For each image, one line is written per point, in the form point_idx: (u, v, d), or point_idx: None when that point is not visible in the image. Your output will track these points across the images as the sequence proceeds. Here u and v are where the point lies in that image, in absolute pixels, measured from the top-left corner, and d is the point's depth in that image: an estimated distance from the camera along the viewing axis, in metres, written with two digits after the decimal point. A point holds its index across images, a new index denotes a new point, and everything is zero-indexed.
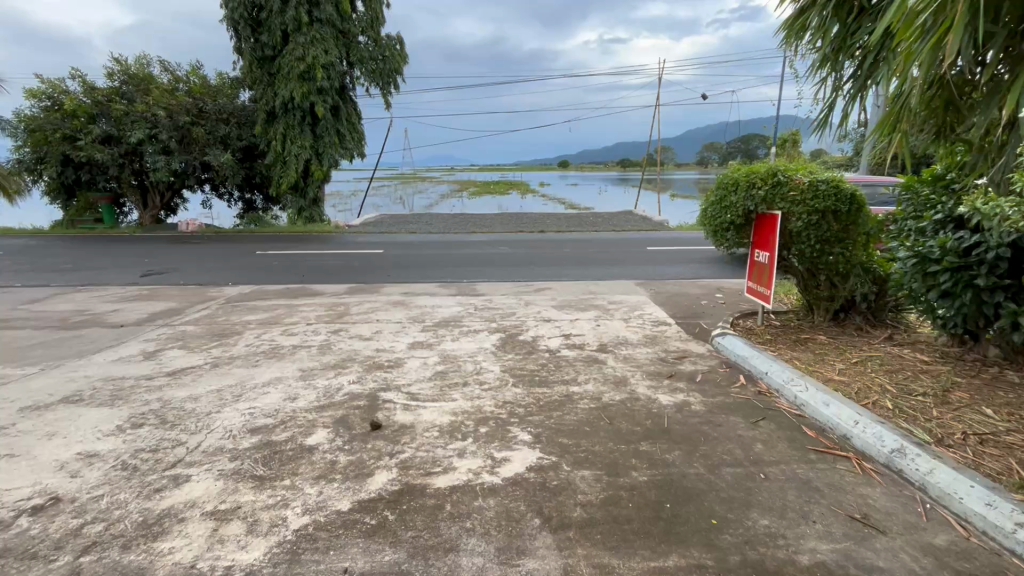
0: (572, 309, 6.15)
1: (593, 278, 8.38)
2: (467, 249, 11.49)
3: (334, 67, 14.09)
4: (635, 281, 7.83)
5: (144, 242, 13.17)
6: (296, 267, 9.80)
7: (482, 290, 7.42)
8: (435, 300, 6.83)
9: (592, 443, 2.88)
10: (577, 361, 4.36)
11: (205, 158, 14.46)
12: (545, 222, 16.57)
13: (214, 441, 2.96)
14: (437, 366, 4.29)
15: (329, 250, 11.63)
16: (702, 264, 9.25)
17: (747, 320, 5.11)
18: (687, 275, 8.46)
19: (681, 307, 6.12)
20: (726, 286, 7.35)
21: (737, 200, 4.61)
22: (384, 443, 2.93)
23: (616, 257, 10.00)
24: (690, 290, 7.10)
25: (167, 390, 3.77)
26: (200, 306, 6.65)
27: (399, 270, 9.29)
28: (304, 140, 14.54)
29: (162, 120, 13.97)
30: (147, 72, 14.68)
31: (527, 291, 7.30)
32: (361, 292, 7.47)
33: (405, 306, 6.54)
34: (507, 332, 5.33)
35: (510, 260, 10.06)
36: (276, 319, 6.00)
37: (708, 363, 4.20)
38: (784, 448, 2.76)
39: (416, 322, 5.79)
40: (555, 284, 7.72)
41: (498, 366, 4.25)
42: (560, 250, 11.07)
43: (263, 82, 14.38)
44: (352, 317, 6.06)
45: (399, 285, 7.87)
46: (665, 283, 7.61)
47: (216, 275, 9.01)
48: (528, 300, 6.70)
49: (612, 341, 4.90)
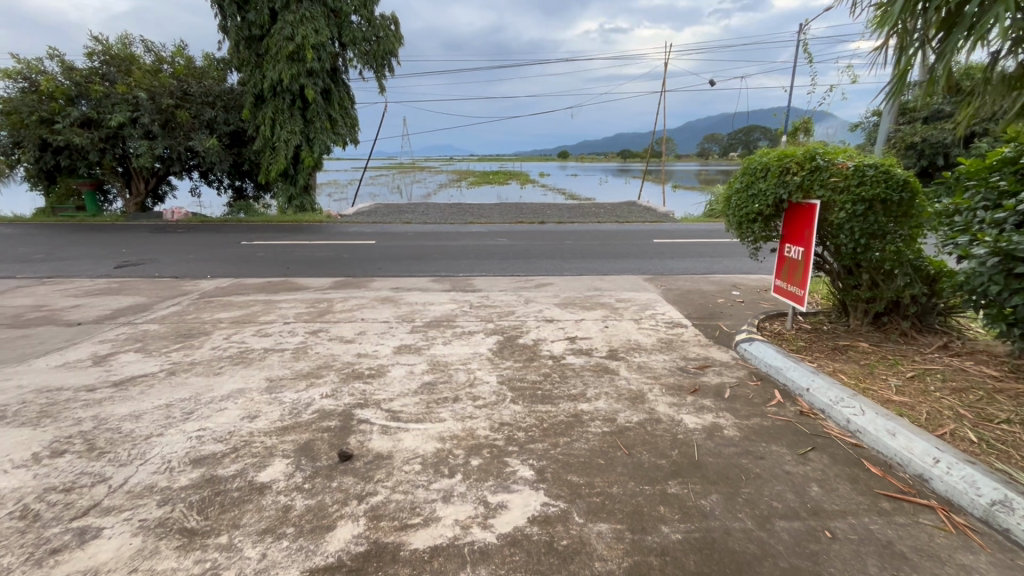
0: (576, 309, 5.61)
1: (598, 272, 7.82)
2: (464, 241, 10.91)
3: (325, 48, 13.39)
4: (644, 276, 7.28)
5: (126, 231, 12.56)
6: (281, 258, 9.22)
7: (478, 285, 6.86)
8: (428, 296, 6.28)
9: (609, 483, 2.34)
10: (585, 370, 3.84)
11: (190, 143, 13.82)
12: (545, 213, 15.94)
13: (144, 476, 2.42)
14: (425, 375, 3.76)
15: (318, 241, 11.05)
16: (715, 258, 8.68)
17: (772, 323, 4.57)
18: (700, 270, 7.88)
19: (697, 307, 5.57)
20: (742, 283, 6.81)
21: (768, 187, 4.09)
22: (353, 480, 2.39)
23: (622, 250, 9.42)
24: (704, 287, 6.54)
25: (106, 406, 3.22)
26: (170, 302, 6.09)
27: (391, 262, 8.72)
28: (294, 125, 13.86)
29: (144, 102, 13.31)
30: (128, 52, 13.96)
31: (527, 287, 6.74)
32: (347, 287, 6.90)
33: (394, 303, 5.99)
34: (506, 334, 4.79)
35: (509, 252, 9.47)
36: (250, 317, 5.45)
37: (736, 375, 3.66)
38: (847, 493, 2.23)
39: (406, 321, 5.25)
40: (557, 279, 7.17)
41: (495, 375, 3.72)
42: (562, 241, 10.49)
43: (250, 64, 13.71)
44: (335, 315, 5.51)
45: (389, 279, 7.30)
46: (676, 279, 7.05)
47: (195, 267, 8.44)
48: (528, 297, 6.15)
49: (623, 346, 4.36)
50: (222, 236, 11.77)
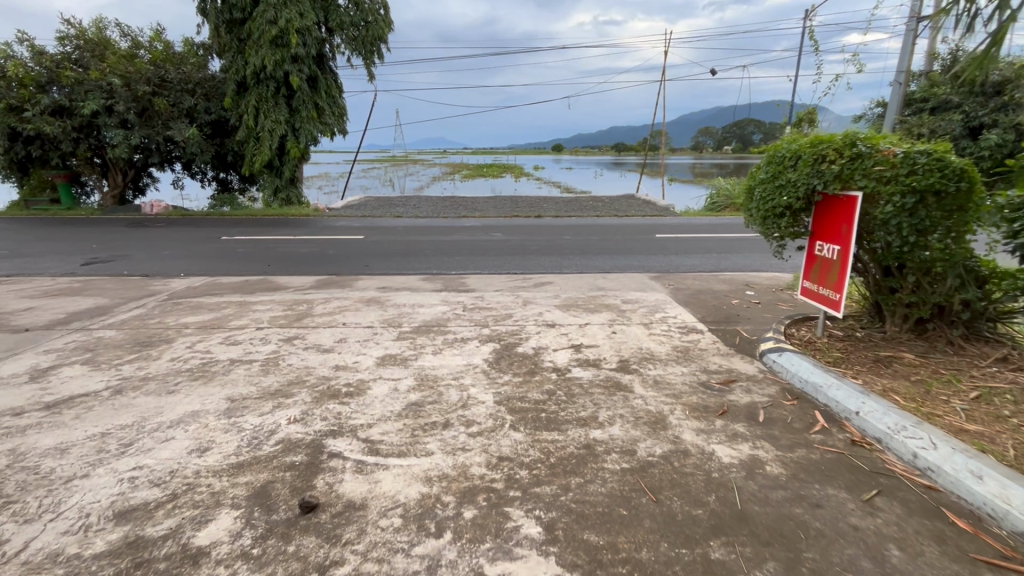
0: (579, 312, 5.13)
1: (600, 270, 7.34)
2: (457, 235, 10.39)
3: (310, 32, 12.77)
4: (650, 275, 6.80)
5: (101, 225, 11.90)
6: (261, 255, 8.66)
7: (472, 284, 6.37)
8: (418, 297, 5.78)
9: (635, 545, 1.87)
10: (594, 387, 3.36)
11: (168, 132, 13.16)
12: (542, 206, 15.44)
13: (50, 538, 1.93)
14: (411, 393, 3.27)
15: (303, 236, 10.49)
16: (722, 254, 8.24)
17: (799, 329, 4.11)
18: (708, 267, 7.43)
19: (710, 310, 5.11)
20: (756, 282, 6.36)
21: (799, 176, 3.62)
22: (316, 542, 1.91)
23: (624, 246, 8.95)
24: (715, 287, 6.09)
25: (29, 436, 2.71)
26: (134, 305, 5.55)
27: (379, 259, 8.20)
28: (279, 114, 13.23)
29: (118, 89, 12.64)
30: (103, 36, 13.27)
31: (524, 286, 6.26)
32: (330, 287, 6.38)
33: (380, 305, 5.49)
34: (502, 341, 4.31)
35: (504, 247, 8.97)
36: (219, 322, 4.91)
37: (767, 392, 3.20)
38: (937, 560, 1.78)
39: (392, 326, 4.75)
40: (557, 277, 6.70)
41: (491, 393, 3.24)
42: (559, 236, 9.99)
43: (232, 49, 13.04)
44: (313, 320, 4.99)
45: (376, 278, 6.79)
46: (684, 277, 6.60)
47: (169, 265, 7.88)
48: (527, 298, 5.67)
49: (635, 356, 3.89)
50: (203, 231, 11.18)
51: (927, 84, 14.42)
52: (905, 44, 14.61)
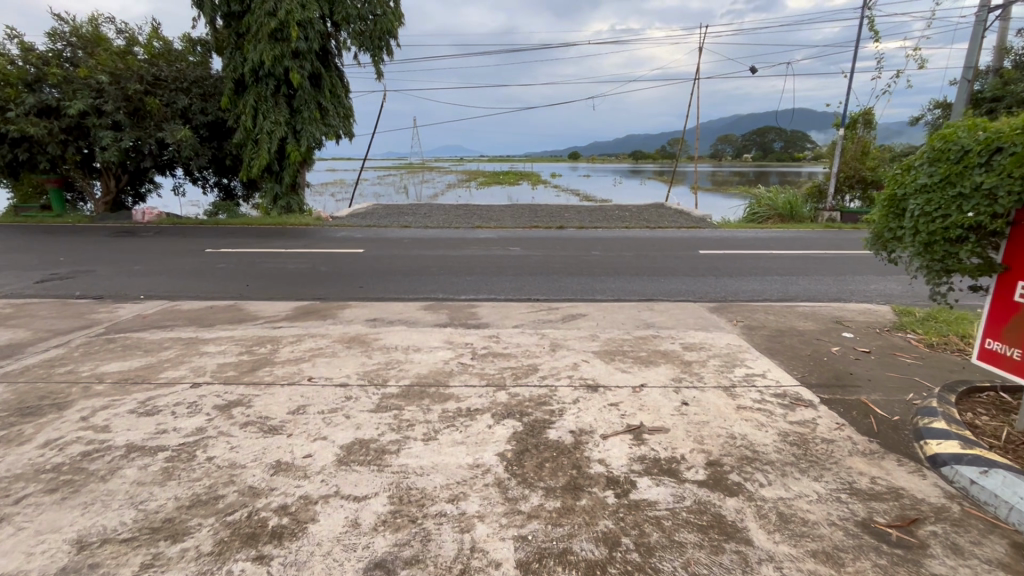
0: (628, 364, 3.78)
1: (641, 297, 6.01)
2: (471, 249, 9.15)
3: (312, 25, 11.73)
4: (707, 307, 5.43)
5: (84, 234, 10.92)
6: (243, 272, 7.51)
7: (484, 316, 5.09)
8: (415, 335, 4.52)
9: None
10: (681, 527, 2.03)
11: (160, 134, 12.20)
12: (563, 216, 14.17)
13: None
14: (379, 538, 1.98)
15: (298, 248, 9.33)
16: (787, 277, 6.86)
17: (977, 415, 2.76)
18: (775, 295, 6.07)
19: (808, 366, 3.72)
20: (847, 318, 4.96)
21: (1000, 180, 2.31)
22: None
23: (666, 265, 7.61)
24: (799, 325, 4.70)
25: None
26: (56, 343, 4.37)
27: (376, 279, 6.98)
28: (279, 115, 12.20)
29: (107, 88, 11.74)
30: (97, 32, 12.44)
31: (550, 321, 4.94)
32: (308, 318, 5.14)
33: (363, 348, 4.22)
34: (525, 416, 3.00)
35: (524, 265, 7.71)
36: (145, 373, 3.67)
37: (992, 555, 1.84)
38: None
39: (374, 385, 3.48)
40: (591, 307, 5.38)
41: (515, 542, 1.95)
42: (587, 252, 8.68)
43: (230, 45, 12.10)
44: (271, 371, 3.73)
45: (368, 305, 5.55)
46: (751, 311, 5.24)
47: (133, 284, 6.75)
48: (554, 339, 4.37)
49: (729, 456, 2.55)
50: (191, 242, 10.12)
51: (999, 81, 12.93)
52: (973, 37, 13.11)
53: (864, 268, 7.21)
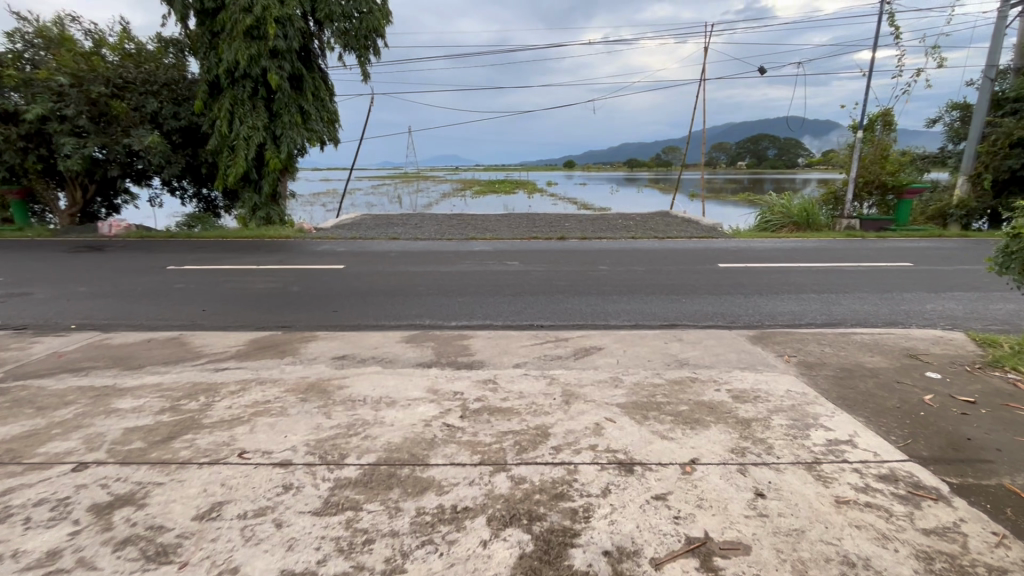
0: (667, 427, 2.86)
1: (663, 322, 5.11)
2: (465, 264, 8.24)
3: (292, 22, 10.91)
4: (747, 335, 4.52)
5: (38, 249, 9.94)
6: (205, 293, 6.57)
7: (479, 351, 4.16)
8: (389, 380, 3.58)
9: None
10: None
11: (127, 140, 11.27)
12: (564, 225, 13.30)
13: None
14: None
15: (272, 264, 8.39)
16: (824, 295, 6.00)
17: None
18: (818, 318, 5.18)
19: (907, 428, 2.81)
20: (919, 351, 4.06)
21: None
22: None
23: (685, 281, 6.72)
24: (867, 362, 3.80)
25: None
26: None
27: (353, 302, 6.05)
28: (257, 119, 11.30)
29: (69, 91, 10.84)
30: (61, 32, 11.57)
31: (559, 357, 4.01)
32: (263, 355, 4.19)
33: (322, 401, 3.27)
34: (535, 524, 2.07)
35: (524, 283, 6.82)
36: (22, 447, 2.73)
37: None
38: None
39: (328, 465, 2.54)
40: (606, 337, 4.45)
41: None
42: (593, 266, 7.79)
43: (204, 45, 11.25)
44: (191, 440, 2.78)
45: (339, 337, 4.62)
46: (801, 341, 4.34)
47: (70, 310, 5.78)
48: (566, 385, 3.44)
49: None
50: (156, 257, 9.17)
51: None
52: (995, 35, 12.42)
53: (913, 284, 6.34)
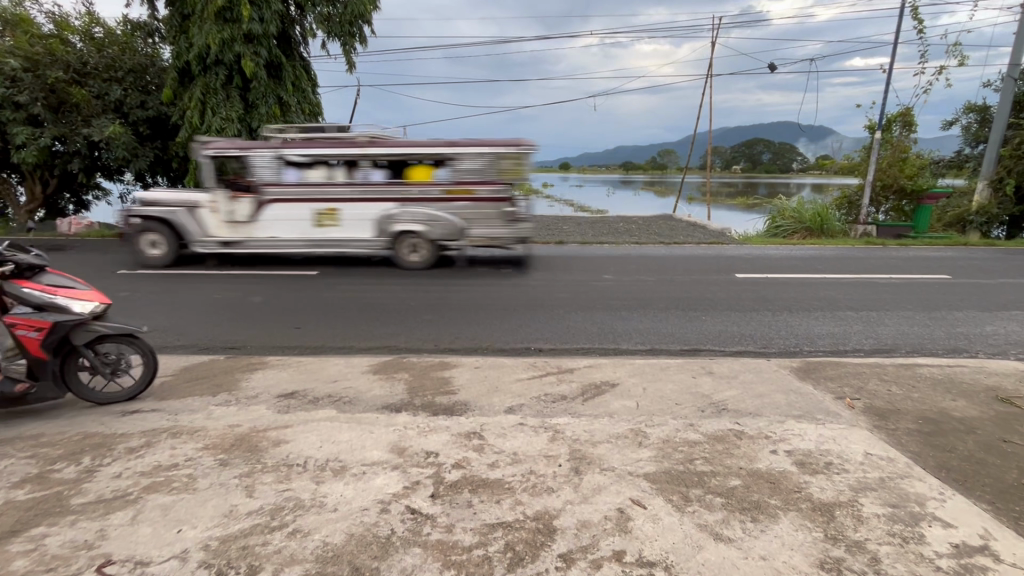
0: (718, 518, 2.05)
1: (683, 347, 4.30)
2: (453, 272, 7.41)
3: (268, 4, 10.05)
4: (790, 366, 3.71)
5: None
6: (151, 302, 5.70)
7: (463, 388, 3.32)
8: (340, 433, 2.72)
9: None
10: None
11: (87, 130, 10.36)
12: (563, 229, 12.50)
13: None
14: None
15: (237, 268, 7.51)
16: (863, 313, 5.22)
17: None
18: (865, 343, 4.39)
19: None
20: (1008, 391, 3.28)
21: None
22: None
23: (701, 294, 5.94)
24: (952, 408, 3.01)
25: None
26: None
27: (320, 316, 5.19)
28: (230, 109, 10.40)
29: (21, 75, 9.91)
30: (17, 12, 10.64)
31: (563, 398, 3.18)
32: (191, 391, 3.34)
33: (245, 466, 2.41)
34: None
35: (519, 296, 6.01)
36: None
37: None
38: None
39: None
40: (619, 369, 3.62)
41: None
42: (597, 275, 6.99)
43: (173, 28, 10.37)
44: (37, 540, 1.92)
45: (293, 364, 3.77)
46: (857, 374, 3.56)
47: None
48: (572, 443, 2.60)
49: None
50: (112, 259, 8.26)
51: None
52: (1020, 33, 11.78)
53: (959, 300, 5.58)
